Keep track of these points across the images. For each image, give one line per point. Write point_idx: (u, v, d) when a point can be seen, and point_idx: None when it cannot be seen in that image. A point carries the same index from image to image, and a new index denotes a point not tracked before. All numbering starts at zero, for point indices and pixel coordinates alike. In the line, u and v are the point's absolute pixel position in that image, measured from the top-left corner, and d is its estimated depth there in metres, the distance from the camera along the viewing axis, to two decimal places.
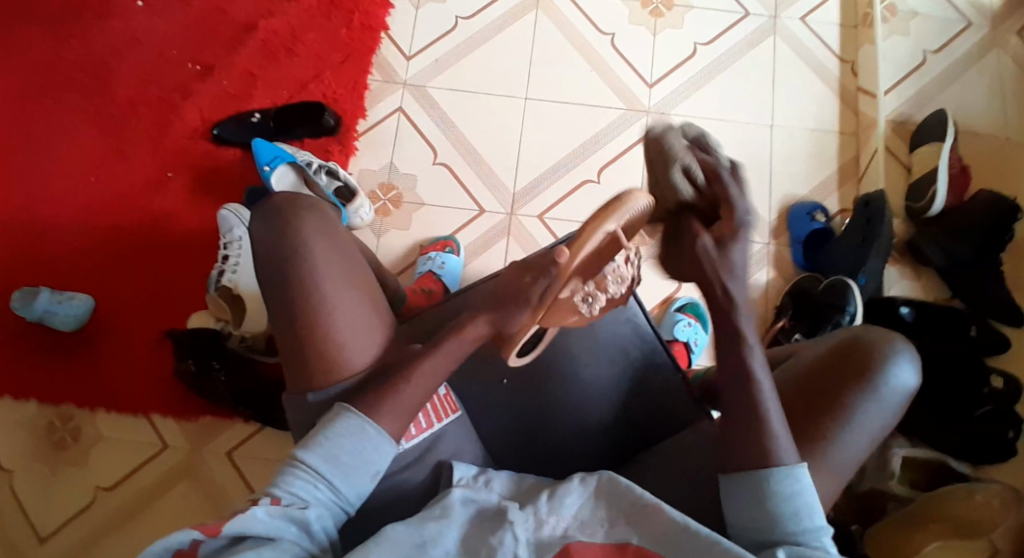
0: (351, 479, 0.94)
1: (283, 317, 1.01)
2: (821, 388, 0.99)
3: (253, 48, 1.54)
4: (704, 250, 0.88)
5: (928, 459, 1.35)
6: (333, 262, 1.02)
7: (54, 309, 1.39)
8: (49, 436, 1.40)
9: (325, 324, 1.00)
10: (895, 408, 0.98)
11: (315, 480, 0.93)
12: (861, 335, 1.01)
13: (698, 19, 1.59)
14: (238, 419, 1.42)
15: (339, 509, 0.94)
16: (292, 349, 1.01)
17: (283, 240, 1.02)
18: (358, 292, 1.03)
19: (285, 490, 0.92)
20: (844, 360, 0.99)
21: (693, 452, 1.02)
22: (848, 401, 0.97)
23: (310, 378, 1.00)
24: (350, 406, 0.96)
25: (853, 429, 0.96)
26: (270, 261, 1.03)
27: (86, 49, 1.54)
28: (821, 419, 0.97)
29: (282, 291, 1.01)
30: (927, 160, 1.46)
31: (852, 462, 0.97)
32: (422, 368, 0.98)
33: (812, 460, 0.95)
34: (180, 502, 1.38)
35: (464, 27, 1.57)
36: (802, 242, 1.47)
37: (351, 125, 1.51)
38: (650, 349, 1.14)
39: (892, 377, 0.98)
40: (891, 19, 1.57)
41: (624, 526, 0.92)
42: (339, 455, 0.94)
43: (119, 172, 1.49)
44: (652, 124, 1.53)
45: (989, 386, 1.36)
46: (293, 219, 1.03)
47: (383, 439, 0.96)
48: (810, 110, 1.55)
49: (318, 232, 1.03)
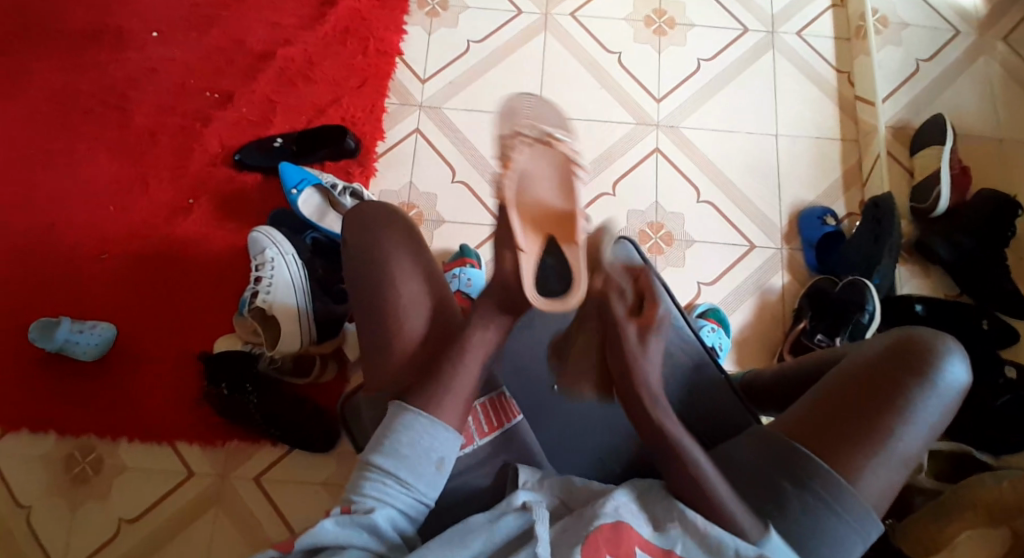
0: (418, 473, 0.95)
1: (359, 312, 1.05)
2: (880, 385, 1.01)
3: (272, 75, 1.58)
4: (631, 343, 0.96)
5: (951, 451, 1.34)
6: (411, 266, 1.05)
7: (76, 338, 1.38)
8: (69, 469, 1.38)
9: (395, 326, 1.03)
10: (950, 402, 1.02)
11: (384, 479, 0.94)
12: (912, 334, 1.04)
13: (699, 36, 1.65)
14: (265, 443, 1.40)
15: (416, 502, 0.94)
16: (366, 348, 1.04)
17: (362, 246, 1.06)
18: (425, 290, 1.05)
19: (358, 494, 0.93)
20: (899, 357, 1.02)
21: (752, 446, 1.05)
22: (907, 398, 1.00)
23: (392, 364, 1.02)
24: (406, 404, 0.97)
25: (915, 424, 1.00)
26: (351, 264, 1.06)
27: (104, 81, 1.57)
28: (879, 414, 1.00)
29: (357, 293, 1.05)
30: (929, 162, 1.52)
31: (912, 455, 1.00)
32: (472, 353, 0.99)
33: (877, 458, 0.99)
34: (209, 530, 1.35)
35: (475, 50, 1.62)
36: (815, 245, 1.51)
37: (371, 147, 1.55)
38: (693, 354, 1.17)
39: (947, 373, 1.01)
40: (884, 30, 1.63)
41: (672, 526, 0.92)
42: (399, 449, 0.95)
43: (140, 200, 1.50)
44: (663, 136, 1.58)
45: (1004, 377, 1.39)
46: (377, 228, 1.06)
47: (440, 428, 0.96)
48: (813, 119, 1.61)
49: (396, 238, 1.06)
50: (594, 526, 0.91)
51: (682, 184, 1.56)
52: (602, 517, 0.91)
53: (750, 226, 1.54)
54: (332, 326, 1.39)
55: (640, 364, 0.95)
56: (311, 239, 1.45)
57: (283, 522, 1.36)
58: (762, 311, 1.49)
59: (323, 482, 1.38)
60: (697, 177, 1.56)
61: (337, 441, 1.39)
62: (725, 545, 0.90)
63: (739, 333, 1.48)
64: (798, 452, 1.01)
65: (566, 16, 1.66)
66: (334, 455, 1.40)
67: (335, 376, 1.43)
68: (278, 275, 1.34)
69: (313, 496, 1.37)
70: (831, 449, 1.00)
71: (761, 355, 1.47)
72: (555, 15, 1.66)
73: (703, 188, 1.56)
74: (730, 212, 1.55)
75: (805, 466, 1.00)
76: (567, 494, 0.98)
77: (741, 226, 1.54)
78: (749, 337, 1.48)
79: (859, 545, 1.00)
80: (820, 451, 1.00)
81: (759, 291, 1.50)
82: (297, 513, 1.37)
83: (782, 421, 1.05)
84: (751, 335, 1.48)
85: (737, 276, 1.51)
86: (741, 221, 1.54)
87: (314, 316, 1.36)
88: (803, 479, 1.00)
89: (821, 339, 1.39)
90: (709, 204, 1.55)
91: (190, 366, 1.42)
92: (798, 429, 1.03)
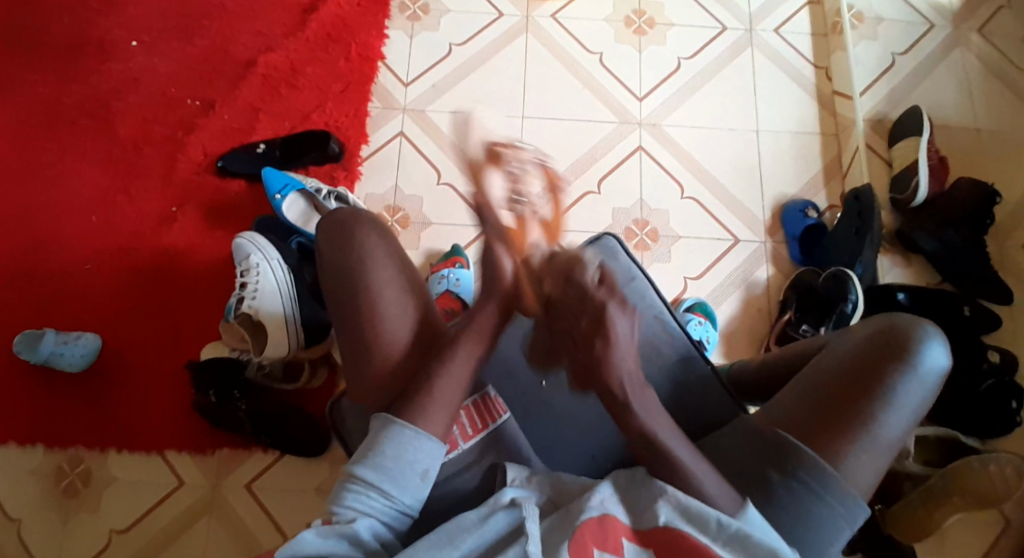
0: (402, 484, 0.95)
1: (339, 314, 1.04)
2: (863, 372, 1.02)
3: (254, 81, 1.58)
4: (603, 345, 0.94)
5: (939, 436, 1.34)
6: (394, 272, 1.05)
7: (60, 350, 1.36)
8: (58, 482, 1.36)
9: (379, 338, 1.02)
10: (932, 387, 1.02)
11: (367, 490, 0.94)
12: (893, 321, 1.05)
13: (679, 35, 1.67)
14: (256, 451, 1.39)
15: (397, 513, 0.94)
16: (351, 355, 1.04)
17: (343, 252, 1.05)
18: (406, 298, 1.04)
19: (339, 505, 0.93)
20: (880, 343, 1.03)
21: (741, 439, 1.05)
22: (890, 384, 1.01)
23: (375, 365, 1.02)
24: (394, 417, 0.97)
25: (898, 409, 1.00)
26: (332, 271, 1.05)
27: (86, 92, 1.57)
28: (862, 400, 1.01)
29: (340, 299, 1.04)
30: (907, 153, 1.54)
31: (896, 440, 1.01)
32: (457, 368, 1.00)
33: (862, 444, 1.00)
34: (201, 540, 1.34)
35: (458, 53, 1.63)
36: (798, 238, 1.53)
37: (355, 151, 1.55)
38: (681, 350, 1.18)
39: (928, 358, 1.02)
40: (859, 26, 1.66)
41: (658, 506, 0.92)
42: (383, 462, 0.94)
43: (124, 210, 1.50)
44: (646, 135, 1.60)
45: (988, 362, 1.41)
46: (354, 229, 1.06)
47: (424, 438, 0.96)
48: (792, 115, 1.63)
49: (379, 243, 1.05)
50: (579, 521, 0.91)
51: (666, 182, 1.57)
52: (588, 512, 0.92)
53: (734, 221, 1.55)
54: (318, 332, 1.37)
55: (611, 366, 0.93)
56: (297, 244, 1.44)
57: (276, 528, 1.35)
58: (747, 306, 1.51)
59: (315, 489, 1.37)
60: (680, 174, 1.58)
61: (327, 447, 1.39)
62: (706, 514, 0.91)
63: (725, 329, 1.49)
64: (783, 441, 1.02)
65: (547, 18, 1.67)
66: (325, 460, 1.39)
67: (324, 382, 1.43)
68: (264, 280, 1.34)
69: (305, 502, 1.37)
70: (816, 437, 1.01)
71: (748, 349, 1.48)
72: (537, 17, 1.67)
73: (686, 185, 1.57)
74: (713, 207, 1.56)
75: (792, 455, 1.01)
76: (555, 491, 0.97)
77: (725, 222, 1.55)
78: (735, 331, 1.49)
79: (847, 533, 1.01)
80: (805, 440, 1.01)
81: (744, 285, 1.52)
82: (290, 520, 1.36)
83: (768, 410, 1.06)
84: (738, 329, 1.49)
85: (722, 271, 1.52)
86: (725, 216, 1.56)
87: (299, 322, 1.35)
88: (790, 467, 1.01)
89: (806, 328, 1.40)
90: (693, 201, 1.56)
91: (177, 374, 1.41)
92: (785, 417, 1.04)
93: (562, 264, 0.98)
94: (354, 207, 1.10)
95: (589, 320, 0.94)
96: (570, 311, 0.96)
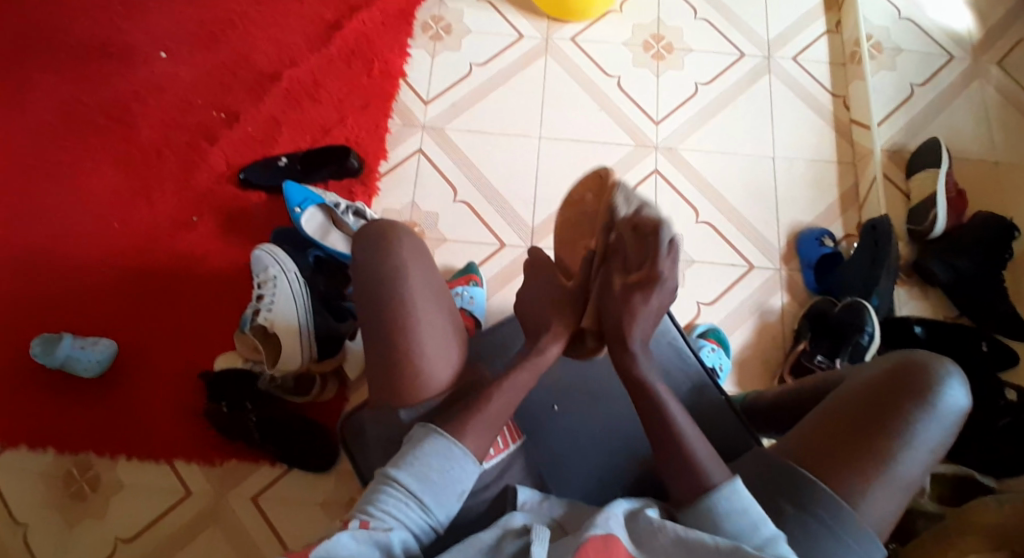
0: (440, 498, 0.96)
1: (366, 329, 1.05)
2: (881, 409, 1.01)
3: (277, 95, 1.59)
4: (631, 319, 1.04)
5: (953, 473, 1.31)
6: (430, 293, 1.05)
7: (78, 354, 1.37)
8: (65, 487, 1.36)
9: (413, 356, 1.02)
10: (951, 427, 1.01)
11: (406, 499, 0.95)
12: (912, 358, 1.04)
13: (697, 60, 1.68)
14: (264, 462, 1.38)
15: (427, 526, 0.95)
16: (378, 370, 1.03)
17: (380, 266, 1.04)
18: (441, 322, 1.05)
19: (376, 509, 0.93)
20: (899, 380, 1.02)
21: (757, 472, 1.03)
22: (909, 423, 1.00)
23: (405, 385, 1.02)
24: (439, 428, 0.98)
25: (917, 448, 0.99)
26: (365, 281, 1.05)
27: (110, 100, 1.58)
28: (880, 437, 0.99)
29: (372, 311, 1.03)
30: (924, 185, 1.53)
31: (913, 479, 1.00)
32: (498, 400, 1.01)
33: (878, 483, 0.98)
34: (206, 550, 1.33)
35: (479, 72, 1.64)
36: (814, 265, 1.51)
37: (373, 166, 1.56)
38: (694, 374, 1.20)
39: (948, 397, 1.01)
40: (878, 56, 1.67)
41: (659, 544, 0.91)
42: (426, 473, 0.96)
43: (143, 217, 1.50)
44: (662, 157, 1.60)
45: (1004, 398, 1.39)
46: (394, 246, 1.05)
47: (468, 460, 0.97)
48: (811, 143, 1.63)
49: (415, 259, 1.05)
50: (584, 537, 0.89)
51: (682, 205, 1.57)
52: (591, 530, 0.90)
53: (749, 246, 1.55)
54: (331, 345, 1.38)
55: (634, 320, 1.04)
56: (314, 257, 1.44)
57: (279, 541, 1.34)
58: (763, 331, 1.50)
59: (321, 503, 1.37)
60: (697, 198, 1.57)
61: (335, 462, 1.38)
62: (705, 540, 0.90)
63: (738, 353, 1.48)
64: (799, 474, 1.00)
65: (566, 41, 1.68)
66: (332, 475, 1.38)
67: (335, 395, 1.42)
68: (280, 292, 1.34)
69: (310, 516, 1.36)
70: (833, 472, 0.99)
71: (762, 376, 1.47)
72: (556, 39, 1.68)
73: (702, 209, 1.57)
74: (729, 231, 1.56)
75: (807, 489, 0.99)
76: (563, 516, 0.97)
77: (740, 247, 1.55)
78: (747, 356, 1.48)
79: None
80: (820, 474, 1.00)
81: (758, 312, 1.51)
82: (295, 533, 1.35)
83: (784, 442, 1.04)
84: (750, 356, 1.48)
85: (737, 295, 1.52)
86: (740, 241, 1.55)
87: (314, 334, 1.35)
88: (805, 502, 0.99)
89: (821, 360, 1.39)
90: (708, 224, 1.56)
91: (189, 383, 1.41)
92: (801, 451, 1.02)
93: (647, 221, 1.04)
94: (389, 219, 1.10)
95: (645, 271, 1.04)
96: (625, 262, 1.06)
